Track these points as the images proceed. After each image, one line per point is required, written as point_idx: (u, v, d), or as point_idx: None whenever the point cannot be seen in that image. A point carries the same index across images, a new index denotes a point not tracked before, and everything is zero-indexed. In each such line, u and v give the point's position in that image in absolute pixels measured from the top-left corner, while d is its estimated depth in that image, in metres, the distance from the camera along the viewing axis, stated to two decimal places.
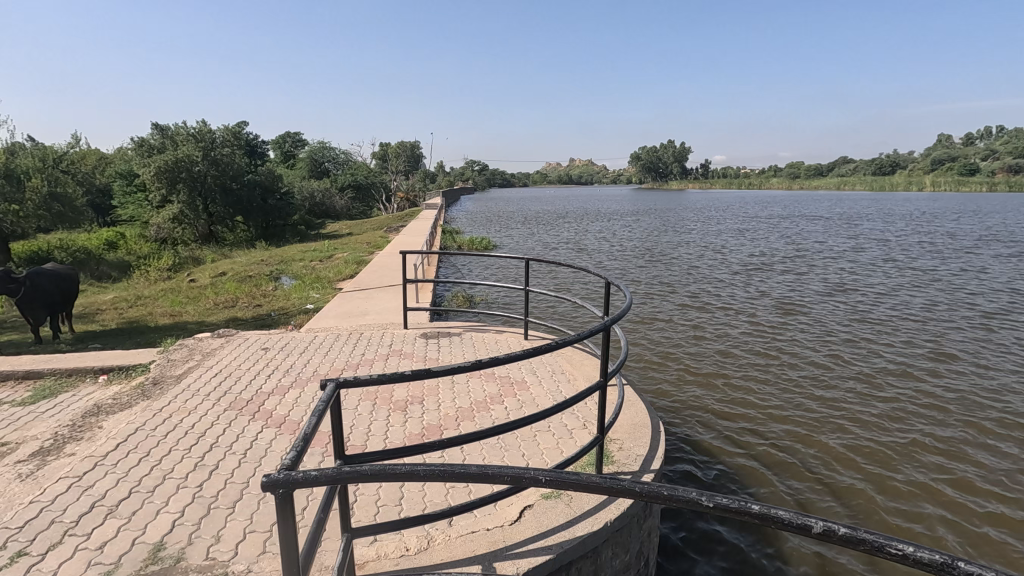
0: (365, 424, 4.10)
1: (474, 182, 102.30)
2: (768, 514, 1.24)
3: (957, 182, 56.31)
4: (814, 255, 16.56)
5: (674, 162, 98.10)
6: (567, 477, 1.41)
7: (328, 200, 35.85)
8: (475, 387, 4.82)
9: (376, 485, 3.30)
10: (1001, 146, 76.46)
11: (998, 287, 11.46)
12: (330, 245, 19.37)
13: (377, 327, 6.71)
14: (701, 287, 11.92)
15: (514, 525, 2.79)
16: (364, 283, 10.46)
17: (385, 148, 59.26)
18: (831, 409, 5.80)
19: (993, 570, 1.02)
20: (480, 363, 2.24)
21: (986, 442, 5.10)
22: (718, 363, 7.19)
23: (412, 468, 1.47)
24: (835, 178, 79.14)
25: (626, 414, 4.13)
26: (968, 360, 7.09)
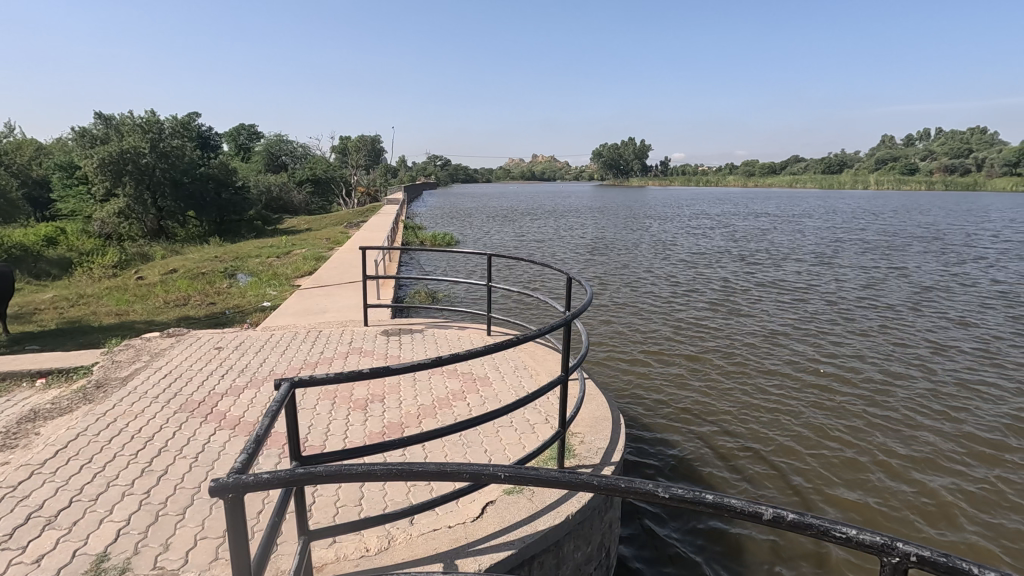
0: (323, 423, 4.01)
1: (436, 177, 101.64)
2: (722, 503, 1.27)
3: (900, 180, 59.10)
4: (770, 251, 17.08)
5: (634, 160, 99.73)
6: (525, 473, 1.43)
7: (286, 195, 34.94)
8: (437, 384, 4.77)
9: (335, 486, 3.24)
10: (936, 149, 80.96)
11: (931, 281, 12.16)
12: (289, 241, 18.86)
13: (338, 325, 6.58)
14: (659, 282, 12.19)
15: (476, 521, 2.78)
16: (324, 280, 10.23)
17: (344, 142, 58.15)
18: (787, 400, 5.99)
19: (928, 550, 1.06)
20: (441, 360, 2.19)
21: (919, 426, 5.42)
22: (677, 356, 7.38)
23: (369, 468, 1.44)
24: (787, 177, 81.99)
25: (588, 409, 4.16)
26: (903, 351, 7.52)
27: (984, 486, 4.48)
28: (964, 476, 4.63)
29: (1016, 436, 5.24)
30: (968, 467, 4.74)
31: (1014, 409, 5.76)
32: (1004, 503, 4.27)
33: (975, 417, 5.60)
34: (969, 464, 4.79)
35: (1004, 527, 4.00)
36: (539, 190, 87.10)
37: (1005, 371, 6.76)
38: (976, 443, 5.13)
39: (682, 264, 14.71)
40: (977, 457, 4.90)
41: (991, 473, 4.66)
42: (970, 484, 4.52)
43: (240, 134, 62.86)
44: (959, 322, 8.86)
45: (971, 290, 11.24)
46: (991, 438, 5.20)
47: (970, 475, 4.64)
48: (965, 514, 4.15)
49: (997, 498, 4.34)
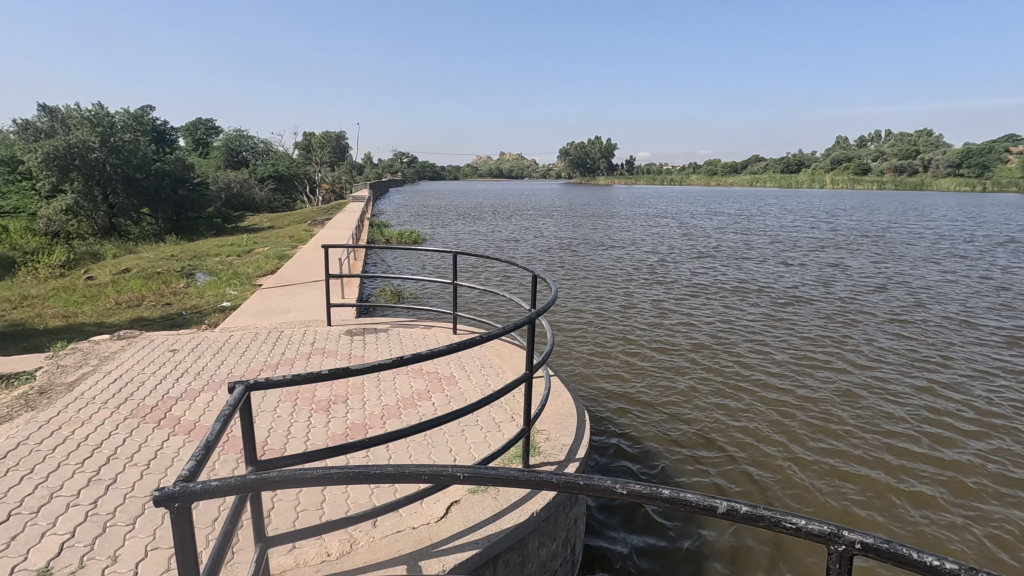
0: (284, 426, 3.91)
1: (402, 175, 100.76)
2: (678, 498, 1.29)
3: (854, 180, 61.26)
4: (731, 249, 17.50)
5: (601, 158, 100.80)
6: (486, 473, 1.43)
7: (247, 191, 33.87)
8: (402, 384, 4.72)
9: (295, 491, 3.16)
10: (886, 151, 84.39)
11: (879, 279, 12.69)
12: (251, 241, 17.83)
13: (300, 325, 6.43)
14: (624, 280, 12.35)
15: (441, 521, 2.76)
16: (286, 279, 9.95)
17: (307, 138, 56.94)
18: (749, 396, 6.14)
19: (870, 538, 1.10)
20: (403, 360, 2.14)
21: (866, 419, 5.67)
22: (641, 352, 7.49)
23: (325, 472, 1.41)
24: (748, 176, 84.07)
25: (553, 406, 4.17)
26: (854, 346, 7.84)
27: (936, 480, 4.67)
28: (919, 469, 4.82)
29: (955, 427, 5.54)
30: (921, 460, 4.95)
31: (964, 405, 6.02)
32: (954, 495, 4.48)
33: (927, 413, 5.84)
34: (923, 458, 5.00)
35: (956, 519, 4.19)
36: (506, 188, 86.97)
37: (948, 367, 7.12)
38: (918, 434, 5.40)
39: (646, 262, 14.93)
40: (930, 451, 5.10)
41: (943, 466, 4.87)
42: (923, 476, 4.72)
43: (197, 128, 60.90)
44: (911, 321, 9.21)
45: (921, 288, 11.72)
46: (943, 433, 5.42)
47: (925, 468, 4.83)
48: (918, 506, 4.33)
49: (948, 490, 4.53)
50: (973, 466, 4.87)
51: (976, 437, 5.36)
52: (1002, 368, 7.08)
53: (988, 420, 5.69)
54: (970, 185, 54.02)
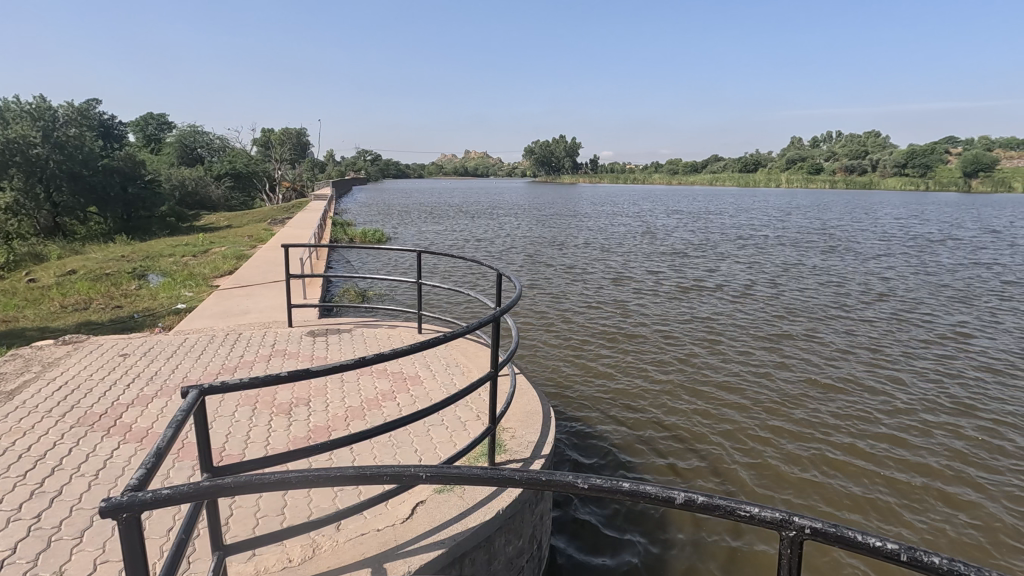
0: (243, 431, 3.80)
1: (366, 173, 99.21)
2: (638, 490, 1.32)
3: (807, 180, 63.60)
4: (691, 247, 17.92)
5: (566, 157, 101.56)
6: (448, 471, 1.44)
7: (202, 189, 32.74)
8: (366, 385, 4.65)
9: (255, 496, 3.07)
10: (836, 151, 87.86)
11: (829, 275, 13.23)
12: (207, 240, 17.21)
13: (260, 326, 6.27)
14: (588, 278, 12.50)
15: (406, 523, 2.74)
16: (244, 280, 9.67)
17: (266, 135, 55.52)
18: (709, 391, 6.30)
19: (818, 521, 1.15)
20: (367, 360, 2.10)
21: (818, 410, 5.91)
22: (604, 349, 7.60)
23: (287, 475, 1.38)
24: (708, 176, 86.35)
25: (519, 403, 4.20)
26: (806, 341, 8.16)
27: (889, 467, 4.87)
28: (871, 457, 5.03)
29: (899, 415, 5.83)
30: (870, 446, 5.19)
31: (914, 396, 6.29)
32: (904, 481, 4.68)
33: (880, 404, 6.07)
34: (876, 446, 5.20)
35: (906, 504, 4.37)
36: (471, 187, 86.74)
37: (893, 359, 7.48)
38: (867, 423, 5.65)
39: (610, 260, 15.15)
40: (884, 440, 5.32)
41: (893, 453, 5.09)
42: (875, 463, 4.92)
43: (148, 124, 58.63)
44: (865, 317, 9.59)
45: (869, 284, 12.25)
46: (894, 423, 5.66)
47: (878, 457, 5.03)
48: (870, 493, 4.52)
49: (899, 476, 4.74)
50: (922, 453, 5.10)
51: (925, 425, 5.61)
52: (940, 359, 7.51)
53: (937, 410, 5.96)
54: (914, 183, 56.87)
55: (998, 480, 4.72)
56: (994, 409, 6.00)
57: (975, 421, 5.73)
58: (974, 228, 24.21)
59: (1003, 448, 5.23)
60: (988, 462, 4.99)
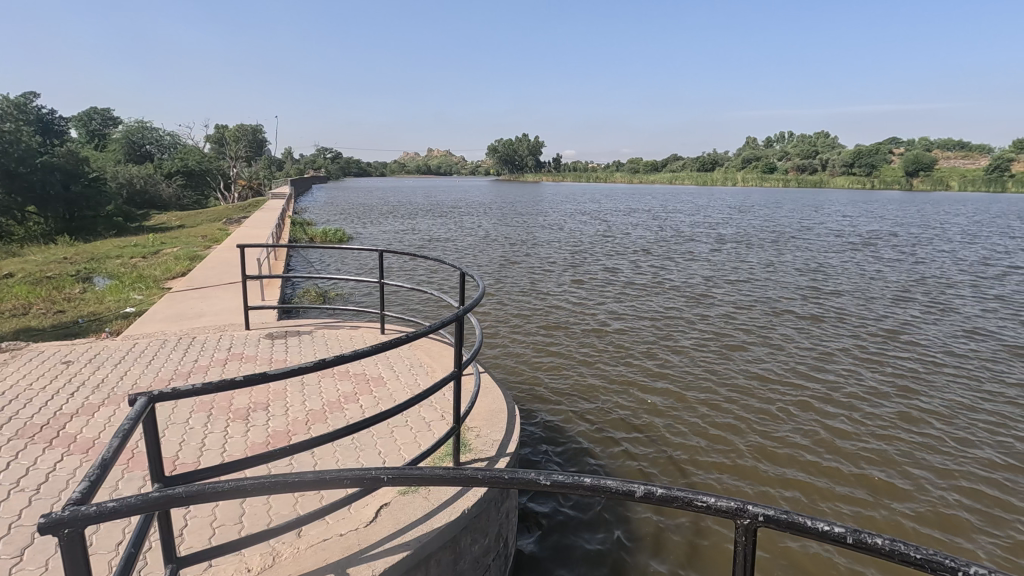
0: (198, 438, 3.67)
1: (325, 171, 97.01)
2: (599, 485, 1.34)
3: (761, 180, 65.93)
4: (652, 245, 18.26)
5: (528, 155, 101.74)
6: (410, 473, 1.43)
7: (152, 188, 31.37)
8: (328, 388, 4.56)
9: (212, 505, 2.98)
10: (788, 151, 91.01)
11: (783, 272, 13.72)
12: (157, 240, 16.53)
13: (215, 329, 6.06)
14: (551, 276, 12.60)
15: (370, 526, 2.70)
16: (198, 282, 9.33)
17: (220, 132, 53.60)
18: (670, 386, 6.46)
19: (769, 509, 1.19)
20: (326, 362, 2.06)
21: (773, 402, 6.11)
22: (568, 347, 7.68)
23: (241, 483, 1.34)
24: (667, 175, 88.19)
25: (484, 402, 4.19)
26: (761, 335, 8.46)
27: (841, 455, 5.08)
28: (822, 444, 5.25)
29: (848, 404, 6.10)
30: (821, 435, 5.41)
31: (865, 388, 6.57)
32: (853, 468, 4.89)
33: (831, 395, 6.33)
34: (829, 436, 5.41)
35: (855, 490, 4.57)
36: (434, 185, 85.99)
37: (842, 351, 7.82)
38: (819, 413, 5.89)
39: (573, 258, 15.28)
40: (837, 429, 5.54)
41: (845, 442, 5.32)
42: (828, 451, 5.13)
43: (91, 120, 55.75)
44: (819, 312, 9.97)
45: (819, 280, 12.77)
46: (847, 413, 5.90)
47: (828, 444, 5.26)
48: (823, 480, 4.71)
49: (850, 463, 4.96)
50: (873, 442, 5.33)
51: (876, 414, 5.87)
52: (884, 351, 7.90)
53: (885, 400, 6.23)
54: (860, 182, 59.63)
55: (939, 464, 4.99)
56: (933, 397, 6.35)
57: (916, 409, 6.06)
58: (915, 225, 25.51)
59: (943, 434, 5.53)
60: (928, 446, 5.29)
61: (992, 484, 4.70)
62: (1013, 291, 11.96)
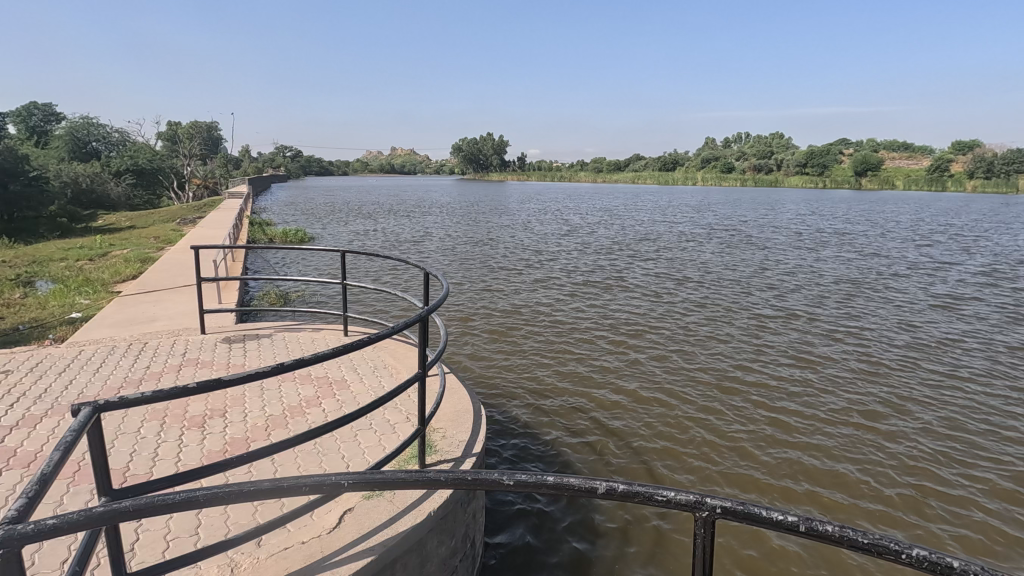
0: (150, 448, 3.52)
1: (285, 169, 94.38)
2: (562, 483, 1.35)
3: (720, 179, 67.62)
4: (615, 244, 18.52)
5: (493, 154, 101.44)
6: (373, 477, 1.40)
7: (99, 187, 29.89)
8: (288, 392, 4.45)
9: (165, 517, 2.86)
10: (746, 152, 93.60)
11: (741, 270, 14.13)
12: (104, 242, 15.76)
13: (169, 334, 5.83)
14: (517, 276, 12.60)
15: (333, 532, 2.65)
16: (149, 285, 8.95)
17: (173, 128, 51.46)
18: (633, 383, 6.58)
19: (729, 502, 1.22)
20: (285, 366, 2.00)
21: (732, 397, 6.29)
22: (534, 346, 7.72)
23: (193, 495, 1.29)
24: (630, 174, 89.35)
25: (449, 403, 4.16)
26: (720, 333, 8.70)
27: (797, 446, 5.28)
28: (779, 437, 5.44)
29: (802, 398, 6.33)
30: (777, 428, 5.60)
31: (818, 381, 6.84)
32: (809, 459, 5.08)
33: (787, 389, 6.58)
34: (788, 430, 5.59)
35: (811, 480, 4.75)
36: (398, 185, 84.68)
37: (796, 347, 8.12)
38: (776, 406, 6.10)
39: (538, 257, 15.34)
40: (793, 422, 5.75)
41: (801, 434, 5.51)
42: (784, 443, 5.32)
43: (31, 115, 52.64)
44: (778, 310, 10.28)
45: (775, 278, 13.21)
46: (803, 407, 6.12)
47: (784, 436, 5.46)
48: (782, 471, 4.87)
49: (807, 455, 5.14)
50: (828, 434, 5.54)
51: (829, 407, 6.12)
52: (835, 346, 8.24)
53: (839, 394, 6.49)
54: (813, 182, 61.90)
55: (886, 453, 5.24)
56: (881, 390, 6.66)
57: (865, 401, 6.34)
58: (863, 223, 26.64)
59: (890, 424, 5.81)
60: (875, 437, 5.55)
61: (939, 474, 4.95)
62: (956, 288, 12.60)
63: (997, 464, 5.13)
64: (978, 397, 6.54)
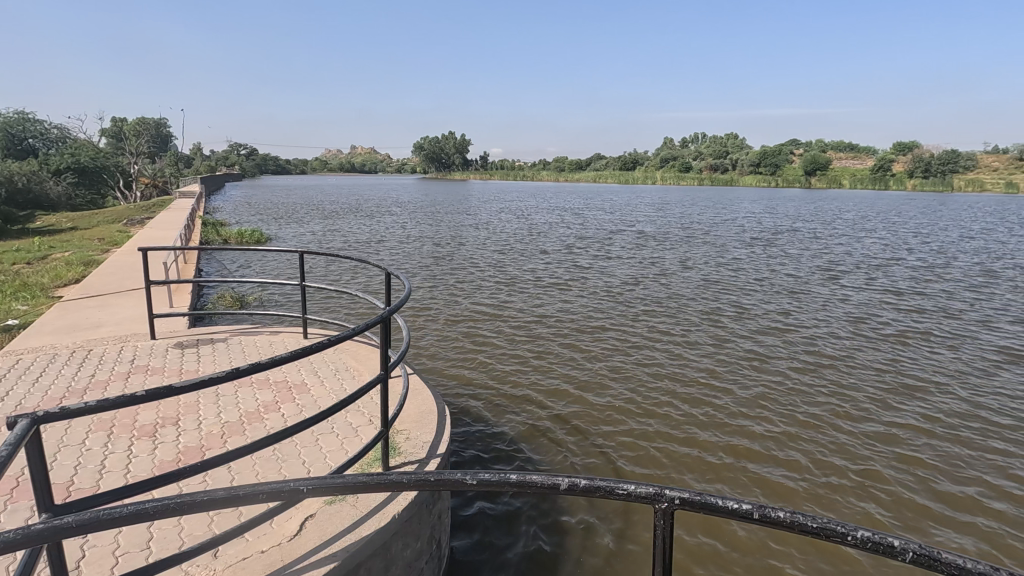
0: (96, 460, 3.35)
1: (239, 167, 91.41)
2: (525, 480, 1.35)
3: (678, 179, 69.16)
4: (577, 242, 18.71)
5: (455, 153, 100.82)
6: (334, 482, 1.38)
7: (37, 186, 28.28)
8: (246, 398, 4.31)
9: (114, 531, 2.74)
10: (702, 152, 96.04)
11: (699, 267, 14.52)
12: (43, 244, 14.94)
13: (115, 340, 5.56)
14: (480, 275, 12.58)
15: (294, 540, 2.58)
16: (94, 289, 8.52)
17: (118, 125, 49.10)
18: (596, 380, 6.67)
19: (687, 493, 1.25)
20: (240, 371, 1.93)
21: (691, 392, 6.45)
22: (498, 344, 7.73)
23: (143, 508, 1.24)
24: (591, 173, 90.40)
25: (413, 404, 4.12)
26: (679, 329, 8.92)
27: (753, 437, 5.46)
28: (736, 429, 5.61)
29: (757, 391, 6.56)
30: (734, 420, 5.78)
31: (771, 375, 7.10)
32: (764, 449, 5.26)
33: (742, 382, 6.80)
34: (747, 423, 5.75)
35: (766, 469, 4.92)
36: (358, 184, 83.17)
37: (751, 342, 8.40)
38: (733, 399, 6.30)
39: (501, 256, 15.36)
40: (749, 414, 5.95)
41: (757, 425, 5.70)
42: (741, 435, 5.49)
43: None
44: (734, 306, 10.59)
45: (730, 275, 13.63)
46: (758, 399, 6.33)
47: (741, 428, 5.64)
48: (739, 461, 5.03)
49: (762, 445, 5.33)
50: (782, 424, 5.76)
51: (782, 399, 6.36)
52: (787, 341, 8.57)
53: (791, 386, 6.75)
54: (766, 181, 64.04)
55: (836, 441, 5.48)
56: (829, 381, 6.96)
57: (815, 392, 6.61)
58: (812, 221, 27.75)
59: (838, 413, 6.08)
60: (825, 425, 5.79)
61: (884, 459, 5.20)
62: (900, 282, 13.24)
63: (940, 449, 5.41)
64: (918, 386, 6.92)
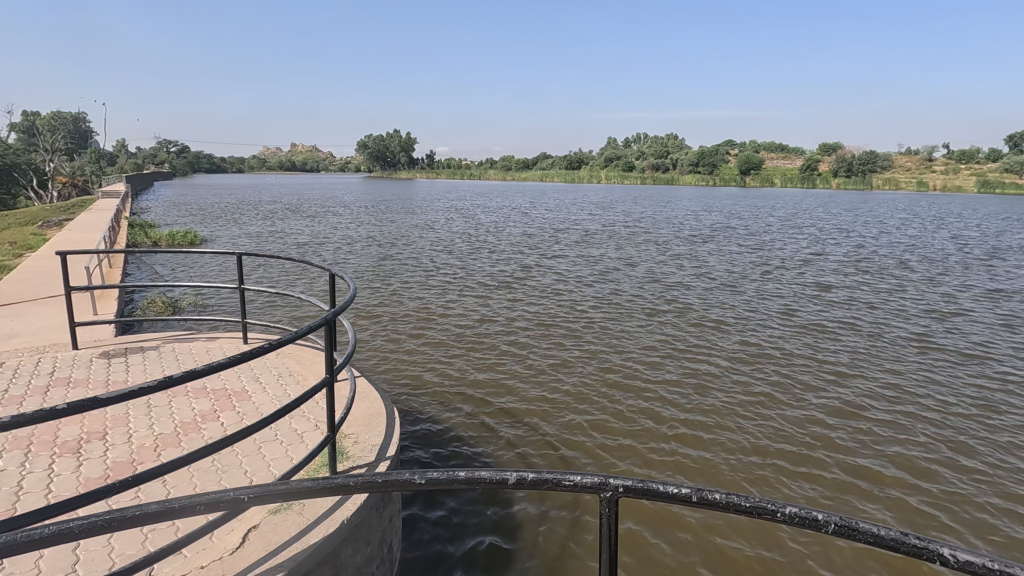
0: (11, 482, 3.10)
1: (169, 165, 86.45)
2: (473, 477, 1.36)
3: (622, 178, 70.80)
4: (525, 241, 18.83)
5: (400, 152, 99.25)
6: (278, 488, 1.34)
7: None
8: (181, 408, 4.10)
9: (36, 555, 2.54)
10: (644, 152, 98.75)
11: (642, 265, 14.93)
12: None
13: (32, 351, 5.16)
14: (427, 275, 12.46)
15: (237, 552, 2.49)
16: (5, 296, 7.86)
17: (30, 120, 45.45)
18: (544, 376, 6.75)
19: (629, 481, 1.30)
20: (173, 379, 1.84)
21: (637, 386, 6.65)
22: (447, 344, 7.68)
23: (68, 528, 1.17)
24: (537, 173, 91.14)
25: (361, 407, 4.05)
26: (625, 326, 9.16)
27: (694, 426, 5.69)
28: (679, 419, 5.83)
29: (698, 382, 6.83)
30: (677, 411, 6.00)
31: (710, 367, 7.41)
32: (704, 436, 5.49)
33: (685, 375, 7.06)
34: (689, 413, 5.99)
35: (707, 455, 5.14)
36: (298, 184, 80.42)
37: (691, 337, 8.74)
38: (676, 392, 6.53)
39: (449, 256, 15.24)
40: (691, 405, 6.19)
41: (698, 415, 5.95)
42: (684, 425, 5.71)
43: None
44: (676, 302, 10.98)
45: (672, 272, 14.10)
46: (699, 390, 6.59)
47: (684, 418, 5.86)
48: (682, 449, 5.23)
49: (703, 433, 5.56)
50: (721, 413, 6.03)
51: (721, 389, 6.65)
52: (725, 334, 8.96)
53: (729, 376, 7.07)
54: (705, 181, 66.61)
55: (770, 425, 5.79)
56: (763, 371, 7.34)
57: (750, 381, 6.95)
58: (747, 219, 29.08)
59: (773, 400, 6.42)
60: (761, 412, 6.10)
61: (814, 439, 5.54)
62: (827, 277, 14.09)
63: (865, 430, 5.80)
64: (842, 372, 7.40)
